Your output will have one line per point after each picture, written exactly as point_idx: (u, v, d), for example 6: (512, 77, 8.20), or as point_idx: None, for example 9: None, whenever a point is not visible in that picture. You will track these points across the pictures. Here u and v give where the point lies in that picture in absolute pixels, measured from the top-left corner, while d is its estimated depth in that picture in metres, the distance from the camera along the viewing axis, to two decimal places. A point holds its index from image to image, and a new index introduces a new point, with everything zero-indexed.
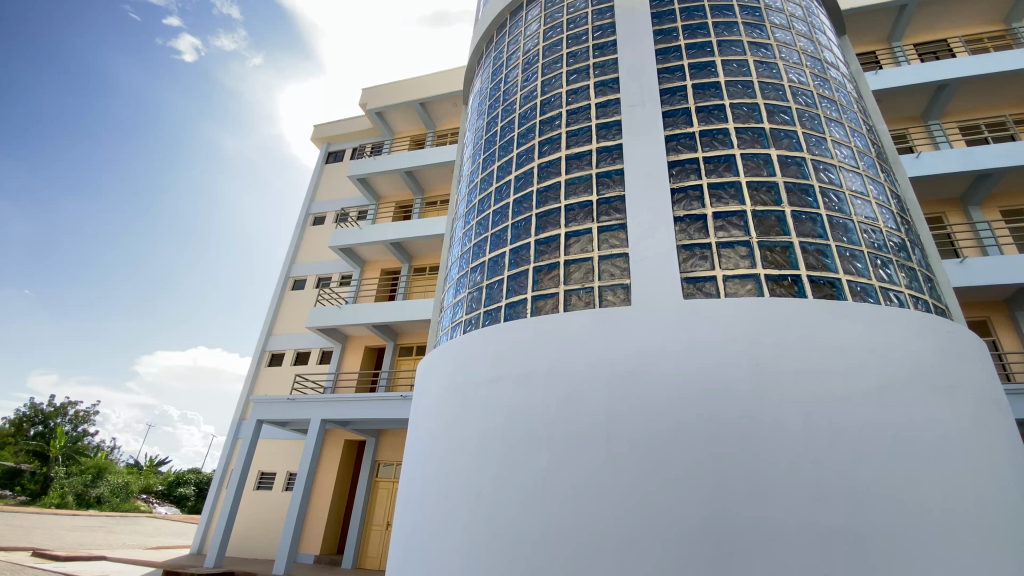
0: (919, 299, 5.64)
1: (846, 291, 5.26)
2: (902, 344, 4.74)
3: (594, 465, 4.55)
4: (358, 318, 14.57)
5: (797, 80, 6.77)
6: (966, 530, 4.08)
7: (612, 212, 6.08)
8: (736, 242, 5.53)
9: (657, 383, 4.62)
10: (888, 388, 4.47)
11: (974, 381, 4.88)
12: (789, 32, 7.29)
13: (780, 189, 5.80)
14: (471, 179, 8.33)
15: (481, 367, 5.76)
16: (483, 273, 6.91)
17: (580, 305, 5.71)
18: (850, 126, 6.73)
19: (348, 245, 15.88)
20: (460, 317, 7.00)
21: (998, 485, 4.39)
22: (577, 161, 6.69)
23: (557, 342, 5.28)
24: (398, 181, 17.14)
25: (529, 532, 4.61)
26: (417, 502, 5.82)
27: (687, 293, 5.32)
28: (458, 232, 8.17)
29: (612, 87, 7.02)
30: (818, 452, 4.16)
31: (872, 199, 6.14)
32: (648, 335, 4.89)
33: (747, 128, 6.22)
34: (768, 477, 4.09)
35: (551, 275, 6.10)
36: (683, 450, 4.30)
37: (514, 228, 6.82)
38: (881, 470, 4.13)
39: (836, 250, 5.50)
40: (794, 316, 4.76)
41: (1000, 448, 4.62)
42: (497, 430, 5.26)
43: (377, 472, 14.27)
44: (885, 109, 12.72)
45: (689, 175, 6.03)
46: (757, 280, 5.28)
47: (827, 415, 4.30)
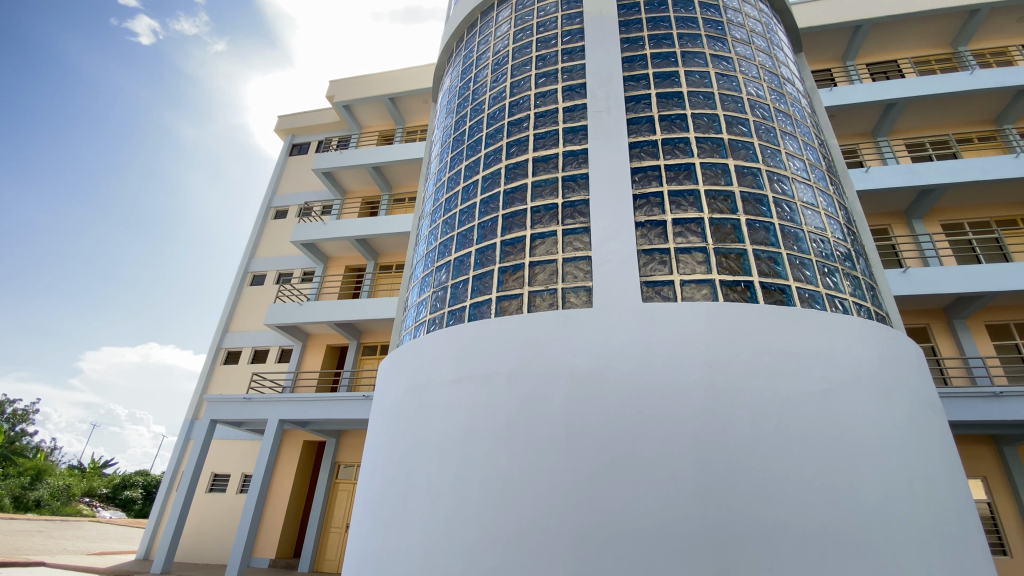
0: (862, 306, 5.93)
1: (795, 297, 5.48)
2: (845, 349, 4.98)
3: (553, 466, 4.58)
4: (320, 315, 14.22)
5: (755, 94, 7.02)
6: (901, 525, 4.30)
7: (577, 215, 6.15)
8: (693, 248, 5.69)
9: (615, 384, 4.70)
10: (831, 390, 4.69)
11: (911, 385, 5.17)
12: (749, 47, 7.55)
13: (736, 198, 6.00)
14: (438, 178, 8.26)
15: (443, 367, 5.71)
16: (448, 273, 6.87)
17: (543, 306, 5.75)
18: (803, 140, 7.02)
19: (311, 240, 15.48)
20: (423, 317, 6.93)
21: (931, 484, 4.65)
22: (544, 163, 6.73)
23: (519, 343, 5.30)
24: (366, 176, 16.83)
25: (487, 534, 4.60)
26: (375, 504, 5.72)
27: (646, 296, 5.44)
28: (424, 230, 8.09)
29: (580, 92, 7.11)
30: (765, 452, 4.33)
31: (821, 210, 6.43)
32: (609, 337, 4.97)
33: (706, 138, 6.41)
34: (718, 476, 4.24)
35: (516, 276, 6.11)
36: (639, 451, 4.39)
37: (480, 228, 6.80)
38: (823, 470, 4.34)
39: (786, 259, 5.73)
40: (747, 321, 4.94)
41: (932, 448, 4.90)
42: (457, 430, 5.23)
43: (337, 474, 13.98)
44: (838, 125, 13.35)
45: (651, 182, 6.16)
46: (712, 285, 5.45)
47: (775, 417, 4.47)
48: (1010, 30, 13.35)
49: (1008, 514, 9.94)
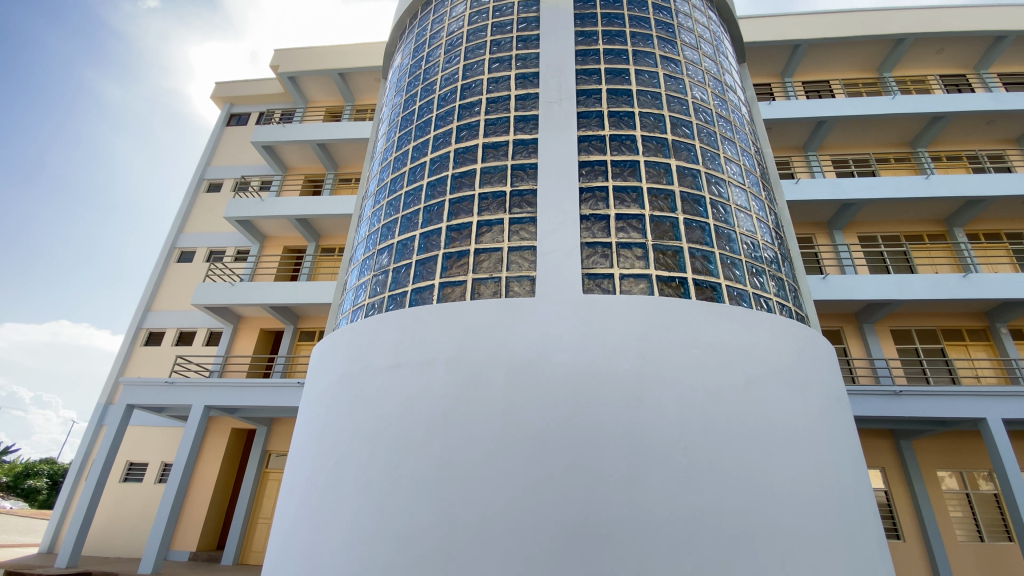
0: (784, 306, 6.30)
1: (724, 294, 5.74)
2: (767, 345, 5.27)
3: (488, 453, 4.55)
4: (254, 297, 13.48)
5: (699, 98, 7.25)
6: (808, 510, 4.61)
7: (524, 205, 6.12)
8: (634, 243, 5.81)
9: (553, 373, 4.73)
10: (752, 383, 4.96)
11: (824, 381, 5.55)
12: (697, 52, 7.79)
13: (676, 198, 6.19)
14: (384, 158, 7.99)
15: (380, 352, 5.53)
16: (390, 256, 6.66)
17: (486, 294, 5.69)
18: (740, 146, 7.33)
19: (247, 217, 14.62)
20: (362, 301, 6.70)
21: (837, 471, 5.02)
22: (494, 150, 6.64)
23: (459, 330, 5.22)
24: (310, 154, 16.05)
25: (416, 522, 4.51)
26: (302, 494, 5.47)
27: (586, 288, 5.51)
28: (367, 211, 7.80)
29: (533, 81, 7.06)
30: (690, 440, 4.53)
31: (753, 214, 6.75)
32: (548, 326, 4.99)
33: (652, 137, 6.56)
34: (644, 462, 4.39)
35: (460, 263, 6.00)
36: (572, 438, 4.46)
37: (425, 212, 6.62)
38: (742, 458, 4.58)
39: (719, 258, 5.98)
40: (680, 316, 5.11)
41: (839, 439, 5.27)
42: (392, 418, 5.08)
43: (267, 463, 13.39)
44: (774, 137, 14.10)
45: (597, 177, 6.23)
46: (649, 280, 5.60)
47: (700, 409, 4.67)
48: (929, 61, 14.57)
49: (902, 502, 10.99)
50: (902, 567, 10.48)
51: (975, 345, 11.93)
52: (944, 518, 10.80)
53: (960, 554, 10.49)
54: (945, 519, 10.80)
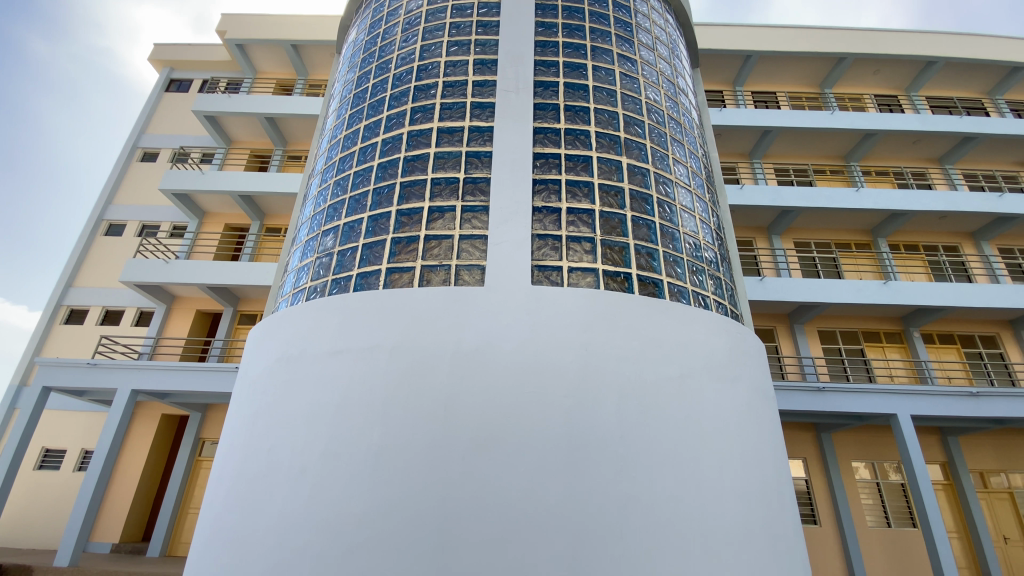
0: (721, 304, 6.59)
1: (665, 291, 5.94)
2: (703, 341, 5.51)
3: (428, 442, 4.50)
4: (190, 276, 12.73)
5: (652, 99, 7.41)
6: (733, 497, 4.86)
7: (477, 193, 6.06)
8: (583, 237, 5.90)
9: (498, 363, 4.73)
10: (688, 377, 5.17)
11: (753, 376, 5.87)
12: (652, 53, 7.96)
13: (625, 195, 6.32)
14: (333, 136, 7.70)
15: (321, 338, 5.34)
16: (335, 238, 6.44)
17: (434, 281, 5.60)
18: (689, 149, 7.56)
19: (185, 191, 13.76)
20: (303, 284, 6.44)
21: (761, 461, 5.32)
22: (449, 135, 6.53)
23: (404, 316, 5.11)
24: (258, 127, 15.25)
25: (352, 511, 4.41)
26: (231, 483, 5.22)
27: (535, 279, 5.54)
28: (313, 189, 7.51)
29: (491, 68, 6.99)
30: (626, 430, 4.68)
31: (697, 214, 7.00)
32: (496, 315, 4.98)
33: (605, 134, 6.65)
34: (582, 451, 4.49)
35: (409, 248, 5.87)
36: (513, 429, 4.49)
37: (375, 194, 6.43)
38: (674, 448, 4.77)
39: (663, 255, 6.17)
40: (624, 309, 5.24)
41: (764, 431, 5.59)
42: (330, 405, 4.93)
43: (200, 451, 12.76)
44: (723, 143, 14.66)
45: (551, 169, 6.25)
46: (596, 274, 5.71)
47: (638, 400, 4.83)
48: (866, 80, 15.54)
49: (820, 491, 11.83)
50: (818, 551, 11.31)
51: (891, 347, 12.96)
52: (857, 506, 11.72)
53: (869, 538, 11.44)
54: (857, 507, 11.71)
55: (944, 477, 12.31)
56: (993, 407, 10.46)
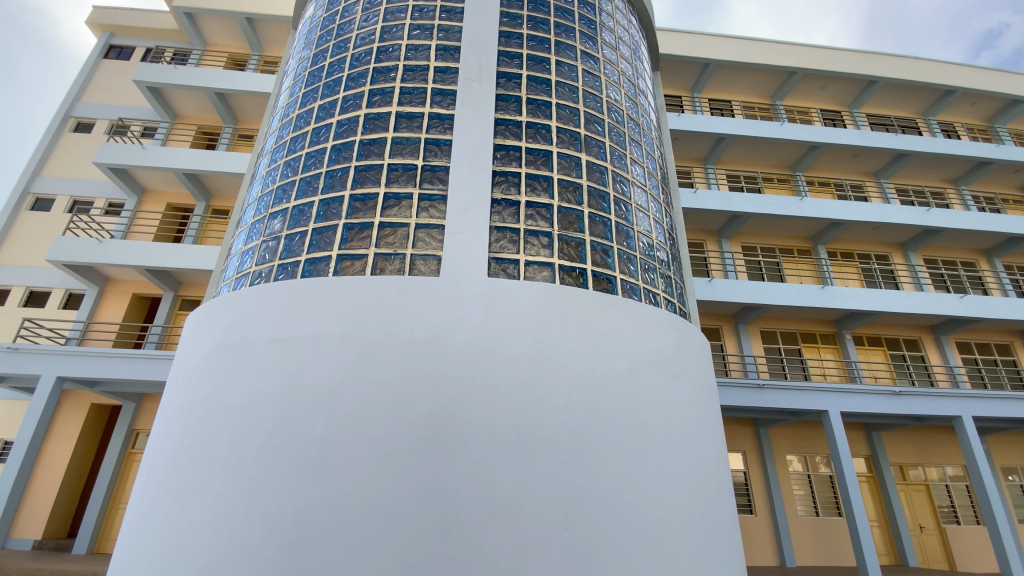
0: (670, 302, 6.80)
1: (618, 287, 6.06)
2: (652, 337, 5.66)
3: (375, 434, 4.40)
4: (125, 257, 11.95)
5: (613, 98, 7.51)
6: (674, 488, 5.04)
7: (436, 181, 5.97)
8: (540, 231, 5.92)
9: (451, 353, 4.68)
10: (636, 371, 5.31)
11: (698, 373, 6.09)
12: (615, 52, 8.07)
13: (583, 191, 6.40)
14: (285, 115, 7.38)
15: (264, 325, 5.13)
16: (283, 222, 6.19)
17: (388, 270, 5.47)
18: (646, 149, 7.73)
19: (123, 166, 12.88)
20: (247, 268, 6.16)
21: (702, 453, 5.54)
22: (408, 120, 6.38)
23: (354, 304, 4.96)
24: (206, 103, 14.45)
25: (293, 506, 4.27)
26: (162, 475, 4.94)
27: (492, 271, 5.52)
28: (261, 169, 7.20)
29: (454, 55, 6.88)
30: (576, 423, 4.75)
31: (651, 214, 7.17)
32: (451, 306, 4.91)
33: (566, 129, 6.70)
34: (531, 443, 4.53)
35: (362, 235, 5.70)
36: (463, 421, 4.46)
37: (327, 177, 6.22)
38: (621, 441, 4.88)
39: (617, 252, 6.29)
40: (578, 304, 5.30)
41: (706, 425, 5.82)
42: (272, 395, 4.75)
43: (133, 443, 12.09)
44: (680, 147, 15.08)
45: (511, 162, 6.23)
46: (552, 268, 5.76)
47: (587, 393, 4.92)
48: (813, 95, 16.36)
49: (757, 483, 12.45)
50: (752, 540, 11.91)
51: (826, 348, 13.77)
52: (790, 497, 12.42)
53: (800, 527, 12.16)
54: (790, 498, 12.40)
55: (867, 469, 13.22)
56: (914, 405, 11.28)
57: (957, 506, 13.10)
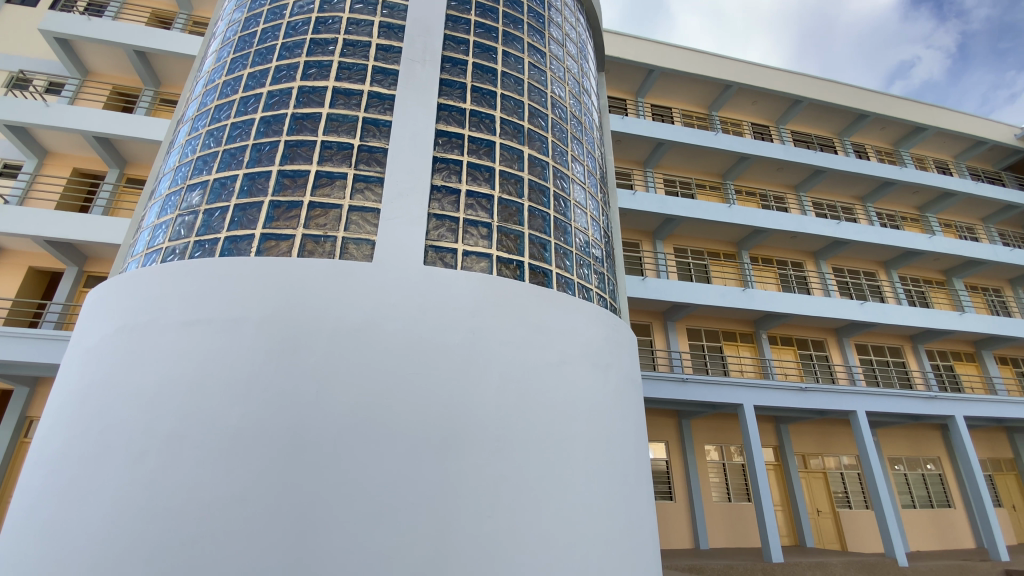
0: (602, 297, 7.02)
1: (553, 281, 6.18)
2: (583, 331, 5.83)
3: (294, 423, 4.24)
4: (20, 226, 10.73)
5: (557, 93, 7.60)
6: (596, 476, 5.24)
7: (373, 162, 5.79)
8: (480, 222, 5.92)
9: (379, 341, 4.59)
10: (566, 364, 5.46)
11: (624, 366, 6.35)
12: (562, 48, 8.17)
13: (524, 184, 6.45)
14: (210, 81, 6.90)
15: (175, 306, 4.78)
16: (202, 195, 5.80)
17: (318, 252, 5.27)
18: (587, 147, 7.90)
19: (22, 124, 11.55)
20: (159, 244, 5.73)
21: (624, 442, 5.80)
22: (345, 97, 6.14)
23: (277, 287, 4.72)
24: (124, 61, 13.19)
25: (200, 499, 4.04)
26: (51, 467, 4.52)
27: (429, 260, 5.45)
28: (180, 137, 6.70)
29: (397, 34, 6.68)
30: (505, 413, 4.82)
31: (588, 211, 7.35)
32: (383, 293, 4.80)
33: (509, 121, 6.71)
34: (458, 434, 4.54)
35: (289, 214, 5.44)
36: (390, 409, 4.40)
37: (253, 150, 5.88)
38: (547, 431, 5.00)
39: (554, 247, 6.41)
40: (513, 296, 5.35)
41: (629, 416, 6.09)
42: (182, 381, 4.45)
43: (26, 432, 10.96)
44: (622, 149, 15.52)
45: (453, 149, 6.16)
46: (490, 260, 5.77)
47: (517, 384, 4.99)
48: (746, 108, 17.37)
49: (678, 471, 13.19)
50: (670, 525, 12.63)
51: (744, 346, 14.78)
52: (705, 484, 13.26)
53: (714, 513, 13.03)
54: (706, 485, 13.24)
55: (775, 459, 14.36)
56: (817, 400, 12.36)
57: (850, 492, 14.47)
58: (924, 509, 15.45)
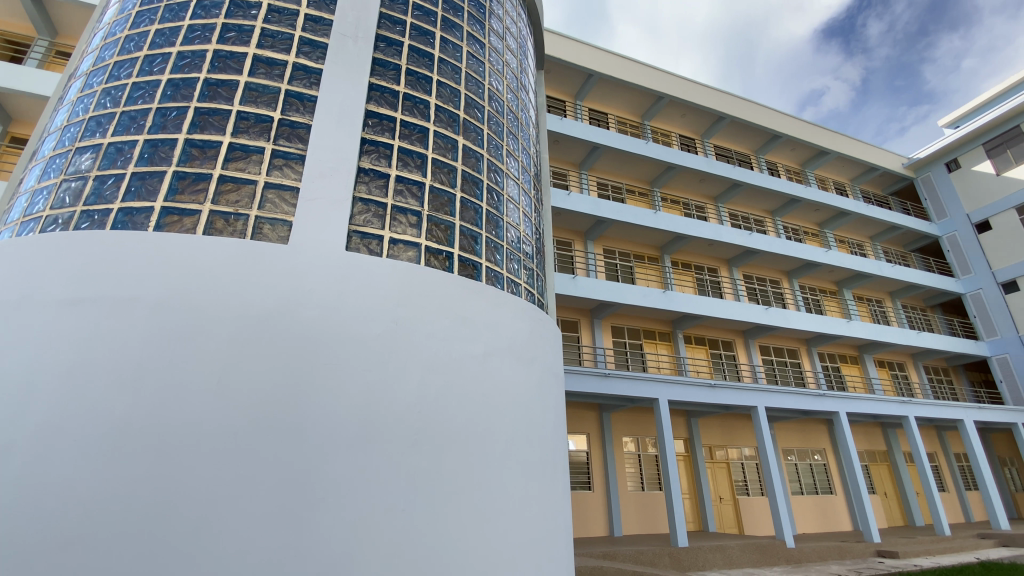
0: (530, 293, 7.13)
1: (483, 274, 6.20)
2: (509, 324, 5.90)
3: (192, 414, 3.94)
4: None
5: (494, 86, 7.60)
6: (515, 468, 5.34)
7: (294, 138, 5.50)
8: (409, 210, 5.80)
9: (293, 328, 4.38)
10: (490, 356, 5.50)
11: (547, 359, 6.51)
12: (501, 41, 8.17)
13: (457, 175, 6.40)
14: (110, 34, 6.24)
15: (54, 281, 4.29)
16: (93, 160, 5.24)
17: (227, 231, 4.93)
18: (522, 143, 7.97)
19: None
20: (38, 212, 5.10)
21: (543, 433, 5.95)
22: (267, 66, 5.76)
23: (178, 266, 4.36)
24: (12, 5, 11.58)
25: (75, 497, 3.67)
26: None
27: (353, 245, 5.27)
28: (71, 94, 6.00)
29: (329, 6, 6.35)
30: (425, 405, 4.78)
31: (521, 207, 7.44)
32: (298, 278, 4.59)
33: (444, 109, 6.62)
34: (374, 426, 4.45)
35: (196, 187, 5.04)
36: (302, 400, 4.22)
37: (158, 115, 5.38)
38: (467, 423, 5.02)
39: (485, 240, 6.42)
40: (439, 287, 5.30)
41: (550, 409, 6.26)
42: (58, 366, 3.99)
43: None
44: (559, 149, 15.79)
45: (384, 132, 5.98)
46: (418, 249, 5.68)
47: (439, 376, 4.96)
48: (675, 120, 18.32)
49: (597, 462, 13.73)
50: (588, 513, 13.14)
51: (662, 345, 15.68)
52: (622, 474, 13.94)
53: (628, 501, 13.73)
54: (622, 475, 13.92)
55: (685, 450, 15.38)
56: (724, 396, 13.35)
57: (748, 480, 15.77)
58: (810, 495, 17.19)
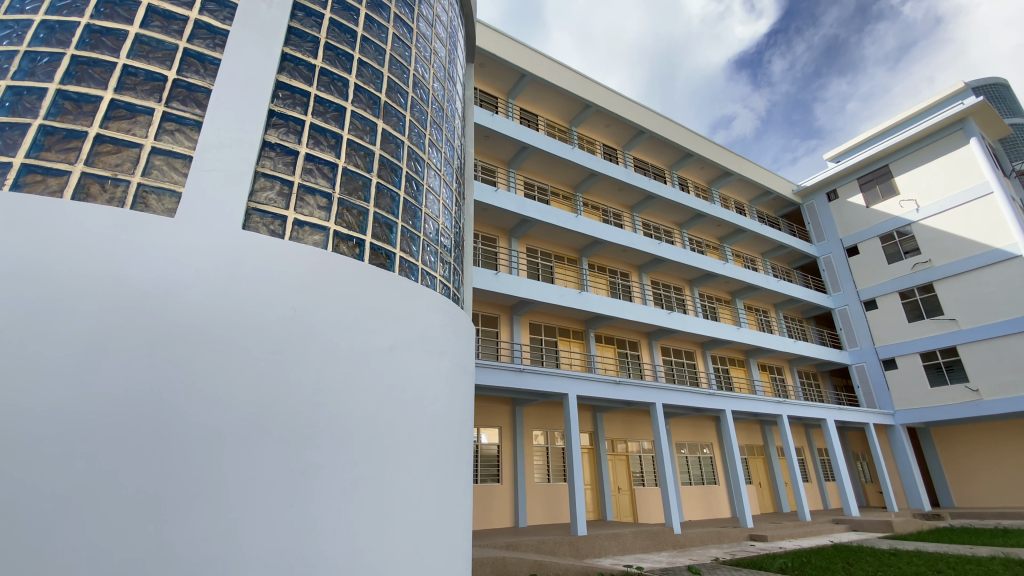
0: (445, 286, 7.11)
1: (396, 264, 6.09)
2: (419, 317, 5.84)
3: (44, 401, 3.50)
4: None
5: (420, 73, 7.46)
6: (416, 462, 5.32)
7: (190, 102, 5.05)
8: (318, 191, 5.55)
9: (175, 310, 4.03)
10: (397, 349, 5.43)
11: (458, 353, 6.54)
12: (430, 27, 8.03)
13: (375, 159, 6.22)
14: None
15: None
16: None
17: (104, 198, 4.44)
18: (446, 134, 7.90)
19: None
20: None
21: (448, 427, 5.98)
22: (165, 20, 5.23)
23: (36, 234, 3.83)
24: None
25: None
26: None
27: (252, 224, 4.96)
28: None
29: None
30: (324, 396, 4.62)
31: (441, 198, 7.39)
32: (187, 256, 4.23)
33: (365, 90, 6.39)
34: (265, 418, 4.23)
35: (67, 145, 4.48)
36: (181, 389, 3.89)
37: (24, 59, 4.68)
38: (368, 416, 4.92)
39: (400, 229, 6.30)
40: (346, 275, 5.14)
41: (457, 404, 6.30)
42: None
43: None
44: (489, 145, 15.83)
45: (296, 107, 5.66)
46: (325, 233, 5.45)
47: (340, 367, 4.82)
48: (601, 129, 19.11)
49: (507, 455, 14.03)
50: (495, 505, 13.37)
51: (575, 342, 16.33)
52: (529, 466, 14.36)
53: (535, 492, 14.18)
54: (530, 467, 14.35)
55: (589, 442, 16.14)
56: (628, 392, 14.18)
57: (644, 471, 16.92)
58: (697, 485, 18.78)
